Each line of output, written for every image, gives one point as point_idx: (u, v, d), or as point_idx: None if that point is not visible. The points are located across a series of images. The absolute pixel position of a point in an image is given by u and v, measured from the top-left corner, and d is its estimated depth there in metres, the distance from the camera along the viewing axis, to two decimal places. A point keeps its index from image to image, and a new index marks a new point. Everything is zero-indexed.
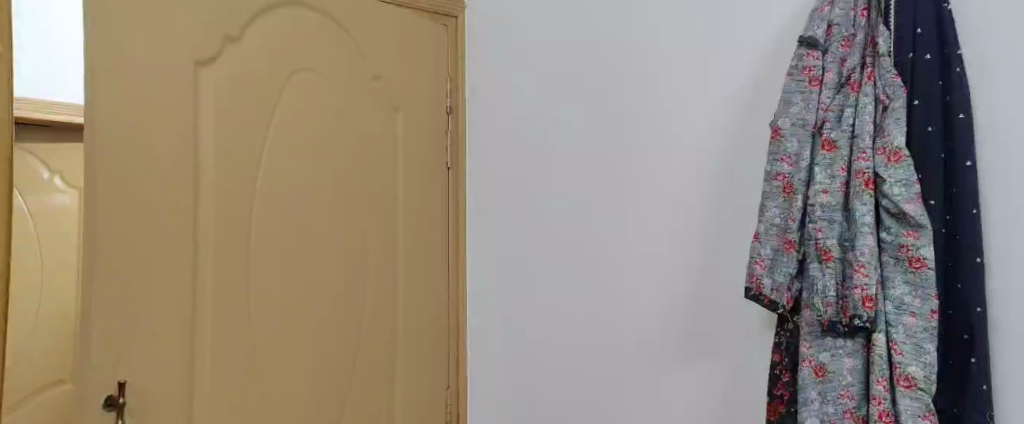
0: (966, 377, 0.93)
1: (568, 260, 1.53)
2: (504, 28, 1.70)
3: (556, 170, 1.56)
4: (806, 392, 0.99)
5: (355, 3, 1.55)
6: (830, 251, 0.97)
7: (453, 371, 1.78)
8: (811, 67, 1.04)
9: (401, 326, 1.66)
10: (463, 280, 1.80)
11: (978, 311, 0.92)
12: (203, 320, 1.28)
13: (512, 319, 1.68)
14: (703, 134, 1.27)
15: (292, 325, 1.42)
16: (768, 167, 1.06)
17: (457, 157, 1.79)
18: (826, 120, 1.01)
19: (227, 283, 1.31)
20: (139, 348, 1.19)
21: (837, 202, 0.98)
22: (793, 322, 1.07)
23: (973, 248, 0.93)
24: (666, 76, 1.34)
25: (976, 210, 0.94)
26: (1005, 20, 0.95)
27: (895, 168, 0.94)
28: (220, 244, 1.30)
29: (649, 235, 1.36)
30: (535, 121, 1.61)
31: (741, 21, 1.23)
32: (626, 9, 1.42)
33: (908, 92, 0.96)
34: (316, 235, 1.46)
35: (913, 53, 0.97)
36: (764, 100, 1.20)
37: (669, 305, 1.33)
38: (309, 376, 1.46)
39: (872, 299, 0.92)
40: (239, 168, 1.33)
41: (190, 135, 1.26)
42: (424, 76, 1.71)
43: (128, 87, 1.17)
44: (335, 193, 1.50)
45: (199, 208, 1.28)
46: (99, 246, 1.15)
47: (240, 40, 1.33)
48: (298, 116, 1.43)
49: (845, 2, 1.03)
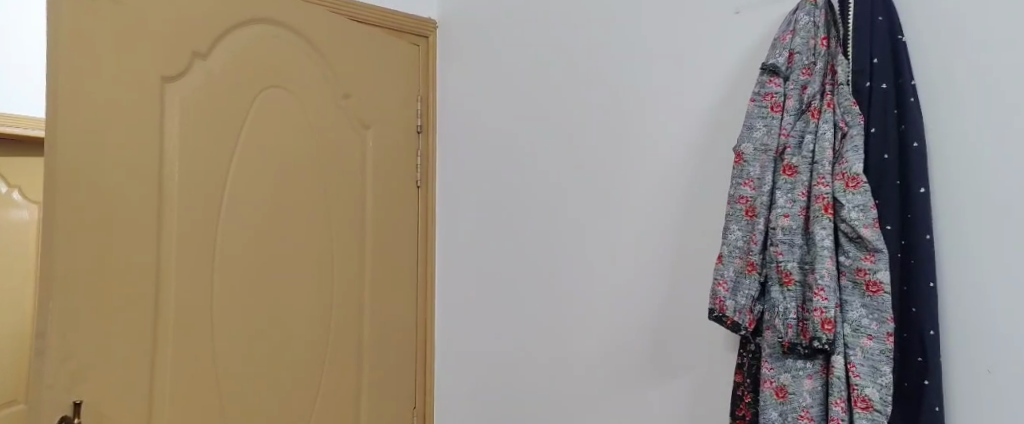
0: (919, 399, 0.95)
1: (536, 275, 1.55)
2: (477, 47, 1.73)
3: (527, 187, 1.58)
4: (768, 413, 1.00)
5: (327, 20, 1.55)
6: (792, 274, 0.99)
7: (420, 384, 1.80)
8: (773, 94, 1.07)
9: (369, 338, 1.65)
10: (431, 294, 1.82)
11: (931, 334, 0.95)
12: (165, 339, 1.25)
13: (480, 334, 1.70)
14: (667, 152, 1.30)
15: (259, 341, 1.41)
16: (732, 191, 1.09)
17: (426, 173, 1.81)
18: (787, 146, 1.03)
19: (191, 298, 1.29)
20: (101, 368, 1.15)
21: (797, 225, 1.00)
22: (754, 343, 1.08)
23: (927, 273, 0.95)
24: (633, 98, 1.36)
25: (930, 235, 0.96)
26: (973, 43, 0.97)
27: (853, 194, 0.96)
28: (185, 259, 1.28)
29: (614, 252, 1.39)
30: (516, 129, 1.61)
31: (702, 44, 1.26)
32: (603, 20, 1.43)
33: (865, 120, 0.99)
34: (285, 250, 1.46)
35: (871, 82, 0.99)
36: (726, 121, 1.22)
37: (633, 321, 1.35)
38: (279, 391, 1.45)
39: (831, 321, 0.95)
40: (207, 183, 1.31)
41: (155, 150, 1.23)
42: (394, 92, 1.72)
43: (92, 98, 1.14)
44: (305, 207, 1.51)
45: (163, 225, 1.25)
46: (57, 264, 1.10)
47: (208, 57, 1.31)
48: (266, 131, 1.42)
49: (805, 30, 1.06)
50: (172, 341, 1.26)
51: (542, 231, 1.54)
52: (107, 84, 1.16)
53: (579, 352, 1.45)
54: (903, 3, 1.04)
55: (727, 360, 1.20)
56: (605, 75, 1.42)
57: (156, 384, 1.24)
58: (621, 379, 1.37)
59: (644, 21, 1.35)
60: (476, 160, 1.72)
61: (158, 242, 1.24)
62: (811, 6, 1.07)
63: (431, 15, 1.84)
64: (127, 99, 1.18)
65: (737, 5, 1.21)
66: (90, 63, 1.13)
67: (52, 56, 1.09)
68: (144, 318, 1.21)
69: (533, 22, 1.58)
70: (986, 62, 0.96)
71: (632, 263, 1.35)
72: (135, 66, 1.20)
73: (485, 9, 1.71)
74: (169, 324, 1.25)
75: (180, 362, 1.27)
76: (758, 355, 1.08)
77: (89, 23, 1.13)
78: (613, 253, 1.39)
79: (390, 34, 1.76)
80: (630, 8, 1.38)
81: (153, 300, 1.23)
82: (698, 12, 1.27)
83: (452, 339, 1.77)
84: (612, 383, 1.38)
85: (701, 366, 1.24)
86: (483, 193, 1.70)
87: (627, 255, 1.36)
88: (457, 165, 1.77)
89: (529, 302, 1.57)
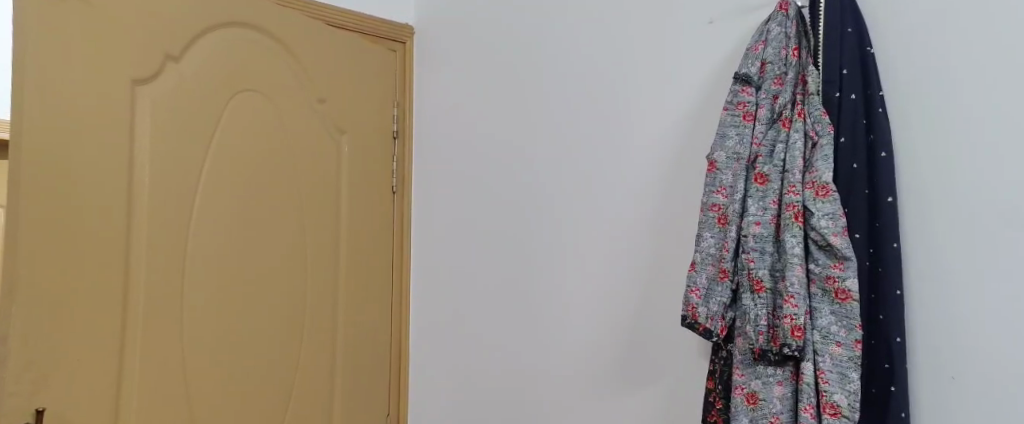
0: (886, 404, 0.96)
1: (509, 282, 1.55)
2: (452, 54, 1.73)
3: (502, 194, 1.58)
4: (739, 419, 1.01)
5: (302, 25, 1.55)
6: (762, 281, 1.01)
7: (394, 393, 1.79)
8: (745, 103, 1.08)
9: (342, 343, 1.64)
10: (406, 299, 1.81)
11: (898, 341, 0.96)
12: (133, 342, 1.23)
13: (454, 336, 1.69)
14: (641, 160, 1.31)
15: (231, 345, 1.40)
16: (705, 198, 1.10)
17: (402, 180, 1.81)
18: (759, 154, 1.04)
19: (161, 301, 1.27)
20: (66, 373, 1.13)
21: (768, 233, 1.01)
22: (726, 349, 1.09)
23: (894, 281, 0.96)
24: (607, 106, 1.37)
25: (898, 243, 0.97)
26: (936, 53, 0.99)
27: (823, 202, 0.97)
28: (154, 262, 1.26)
29: (588, 259, 1.39)
30: (493, 131, 1.61)
31: (676, 53, 1.27)
32: (578, 27, 1.44)
33: (834, 130, 1.00)
34: (258, 255, 1.45)
35: (840, 93, 1.01)
36: (698, 131, 1.23)
37: (607, 328, 1.36)
38: (252, 396, 1.44)
39: (801, 328, 0.95)
40: (179, 187, 1.30)
41: (124, 153, 1.22)
42: (370, 99, 1.72)
43: (60, 99, 1.12)
44: (279, 211, 1.50)
45: (132, 227, 1.23)
46: (20, 266, 1.08)
47: (180, 61, 1.30)
48: (240, 135, 1.41)
49: (777, 41, 1.07)
50: (140, 345, 1.24)
51: (516, 238, 1.54)
52: (75, 83, 1.14)
53: (555, 355, 1.45)
54: (870, 16, 1.06)
55: (698, 364, 1.20)
56: (580, 83, 1.43)
57: (123, 389, 1.22)
58: (595, 387, 1.37)
59: (619, 28, 1.36)
60: (451, 167, 1.72)
61: (127, 245, 1.22)
62: (783, 17, 1.08)
63: (408, 21, 1.84)
64: (96, 100, 1.17)
65: (710, 15, 1.22)
66: (58, 63, 1.12)
67: (17, 55, 1.08)
68: (112, 321, 1.19)
69: (510, 26, 1.58)
70: (950, 73, 0.98)
71: (606, 267, 1.36)
72: (104, 67, 1.18)
73: (462, 14, 1.71)
74: (137, 328, 1.23)
75: (148, 367, 1.25)
76: (729, 361, 1.09)
77: (59, 23, 1.12)
78: (586, 257, 1.40)
79: (367, 40, 1.76)
80: (606, 16, 1.39)
81: (122, 305, 1.21)
82: (672, 21, 1.28)
83: (426, 347, 1.77)
84: (587, 391, 1.39)
85: (673, 369, 1.24)
86: (458, 201, 1.70)
87: (602, 260, 1.37)
88: (433, 170, 1.77)
89: (503, 310, 1.57)
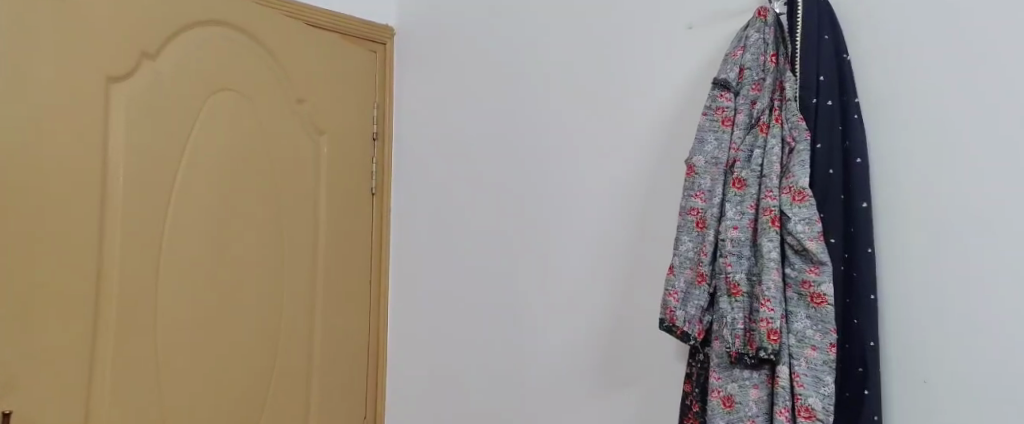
0: (860, 407, 0.97)
1: (490, 284, 1.55)
2: (435, 54, 1.72)
3: (483, 196, 1.58)
4: (715, 422, 1.02)
5: (282, 24, 1.54)
6: (739, 285, 1.01)
7: (371, 396, 1.76)
8: (724, 108, 1.09)
9: (320, 344, 1.63)
10: (385, 300, 1.79)
11: (871, 344, 0.97)
12: (105, 341, 1.21)
13: (433, 337, 1.68)
14: (621, 163, 1.32)
15: (206, 344, 1.38)
16: (683, 202, 1.10)
17: (382, 181, 1.78)
18: (737, 159, 1.05)
19: (134, 300, 1.25)
20: (35, 373, 1.13)
21: (745, 238, 1.02)
22: (703, 352, 1.10)
23: (869, 286, 0.97)
24: (587, 109, 1.38)
25: (872, 248, 0.98)
26: (908, 61, 1.01)
27: (800, 207, 0.98)
28: (127, 262, 1.24)
29: (569, 260, 1.39)
30: (473, 132, 1.61)
31: (655, 57, 1.28)
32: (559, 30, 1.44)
33: (811, 135, 1.00)
34: (235, 255, 1.43)
35: (817, 99, 1.01)
36: (678, 135, 1.24)
37: (586, 329, 1.36)
38: (227, 396, 1.42)
39: (777, 331, 0.96)
40: (154, 186, 1.29)
41: (98, 152, 1.21)
42: (350, 99, 1.71)
43: (31, 98, 1.12)
44: (257, 211, 1.48)
45: (105, 225, 1.22)
46: None
47: (157, 58, 1.29)
48: (217, 133, 1.39)
49: (755, 47, 1.08)
50: (113, 346, 1.22)
51: (497, 239, 1.54)
52: (49, 80, 1.14)
53: (534, 356, 1.45)
54: (847, 24, 1.07)
55: (676, 365, 1.21)
56: (561, 86, 1.43)
57: (94, 390, 1.20)
58: (577, 388, 1.37)
59: (599, 32, 1.37)
60: (432, 168, 1.71)
61: (99, 245, 1.21)
62: (761, 23, 1.09)
63: (390, 22, 1.82)
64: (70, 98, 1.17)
65: (689, 20, 1.24)
66: (24, 62, 1.12)
67: None
68: (83, 317, 1.18)
69: (491, 28, 1.58)
70: (921, 81, 1.00)
71: (586, 268, 1.36)
72: (78, 64, 1.17)
73: (443, 15, 1.71)
74: (109, 328, 1.22)
75: (121, 366, 1.23)
76: (706, 364, 1.10)
77: (28, 23, 1.12)
78: (566, 259, 1.40)
79: (348, 41, 1.73)
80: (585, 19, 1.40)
81: (94, 304, 1.20)
82: (651, 26, 1.29)
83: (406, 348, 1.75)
84: (567, 393, 1.39)
85: (653, 370, 1.25)
86: (440, 201, 1.68)
87: (581, 261, 1.37)
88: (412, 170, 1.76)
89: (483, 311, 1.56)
